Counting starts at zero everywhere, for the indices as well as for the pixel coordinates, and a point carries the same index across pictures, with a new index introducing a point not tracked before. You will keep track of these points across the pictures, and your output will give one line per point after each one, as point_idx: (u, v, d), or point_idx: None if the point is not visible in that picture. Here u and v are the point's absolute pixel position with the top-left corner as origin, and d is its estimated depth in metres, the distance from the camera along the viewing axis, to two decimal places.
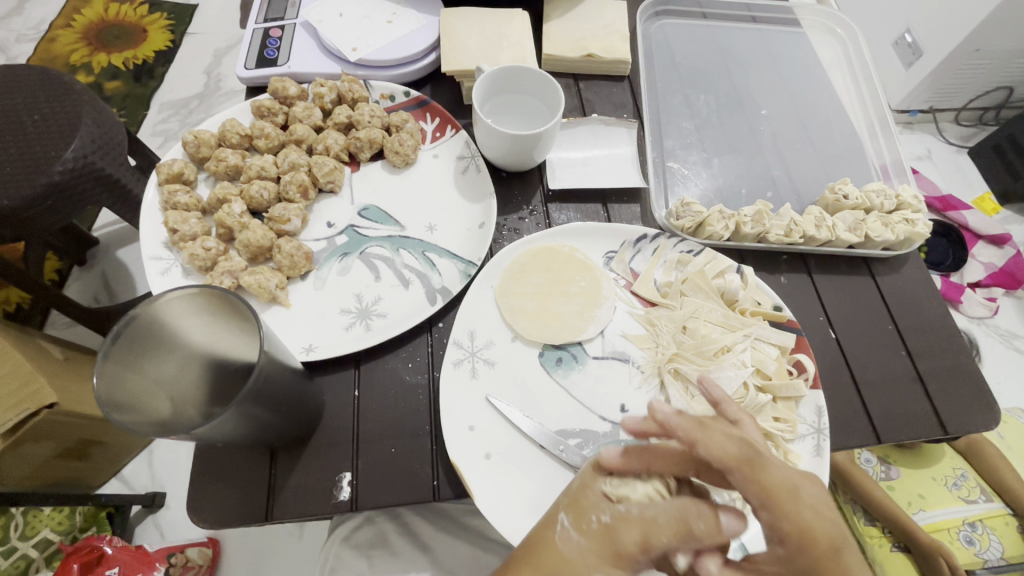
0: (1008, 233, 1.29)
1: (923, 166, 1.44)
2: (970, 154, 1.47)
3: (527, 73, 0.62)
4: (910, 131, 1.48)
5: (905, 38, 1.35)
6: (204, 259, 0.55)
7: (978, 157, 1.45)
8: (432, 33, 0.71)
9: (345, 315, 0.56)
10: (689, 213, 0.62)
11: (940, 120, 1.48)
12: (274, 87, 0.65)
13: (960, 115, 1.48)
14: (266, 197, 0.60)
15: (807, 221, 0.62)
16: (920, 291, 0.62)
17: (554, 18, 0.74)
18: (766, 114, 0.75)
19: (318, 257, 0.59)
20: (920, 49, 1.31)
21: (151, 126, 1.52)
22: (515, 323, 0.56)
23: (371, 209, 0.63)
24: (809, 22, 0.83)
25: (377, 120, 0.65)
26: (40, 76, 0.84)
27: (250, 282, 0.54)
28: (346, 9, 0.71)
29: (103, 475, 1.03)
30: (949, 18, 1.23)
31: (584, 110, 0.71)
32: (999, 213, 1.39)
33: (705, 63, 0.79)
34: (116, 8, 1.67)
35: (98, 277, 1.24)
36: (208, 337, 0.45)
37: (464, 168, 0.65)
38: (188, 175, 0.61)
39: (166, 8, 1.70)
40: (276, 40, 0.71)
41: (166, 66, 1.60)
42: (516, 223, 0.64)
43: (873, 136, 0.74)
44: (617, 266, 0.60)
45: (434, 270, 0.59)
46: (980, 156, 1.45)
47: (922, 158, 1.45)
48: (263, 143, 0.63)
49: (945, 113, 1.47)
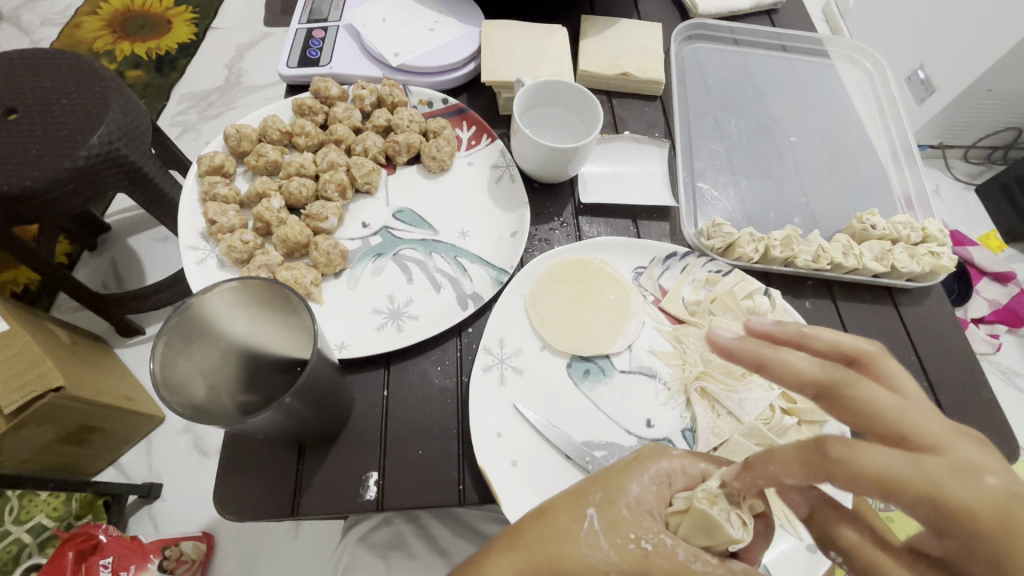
0: (1013, 271, 1.31)
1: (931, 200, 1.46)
2: (977, 191, 1.49)
3: (570, 89, 0.63)
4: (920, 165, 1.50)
5: (919, 74, 1.37)
6: (241, 251, 0.56)
7: (985, 194, 1.47)
8: (471, 43, 0.72)
9: (377, 315, 0.56)
10: (720, 234, 0.63)
11: (949, 157, 1.51)
12: (317, 86, 0.66)
13: (970, 153, 1.51)
14: (305, 194, 0.60)
15: (834, 248, 0.62)
16: (943, 325, 0.63)
17: (591, 36, 0.76)
18: (794, 141, 0.77)
19: (352, 255, 0.60)
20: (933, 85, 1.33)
21: (171, 117, 1.53)
22: (545, 331, 0.56)
23: (405, 212, 0.63)
24: (837, 53, 0.85)
25: (415, 125, 0.66)
26: (71, 63, 0.85)
27: (286, 277, 0.55)
28: (389, 15, 0.72)
29: (101, 462, 1.02)
30: (965, 57, 1.25)
31: (617, 126, 0.73)
32: (1004, 251, 1.41)
33: (735, 87, 0.80)
34: None
35: (108, 263, 1.24)
36: (251, 330, 0.46)
37: (499, 176, 0.66)
38: (228, 168, 0.61)
39: (192, 2, 1.71)
40: (319, 41, 0.72)
41: (188, 58, 1.61)
42: (546, 234, 0.65)
43: (898, 166, 0.75)
44: (646, 282, 0.61)
45: (465, 275, 0.60)
46: (987, 193, 1.47)
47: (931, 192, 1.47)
48: (302, 141, 0.64)
49: (954, 150, 1.50)
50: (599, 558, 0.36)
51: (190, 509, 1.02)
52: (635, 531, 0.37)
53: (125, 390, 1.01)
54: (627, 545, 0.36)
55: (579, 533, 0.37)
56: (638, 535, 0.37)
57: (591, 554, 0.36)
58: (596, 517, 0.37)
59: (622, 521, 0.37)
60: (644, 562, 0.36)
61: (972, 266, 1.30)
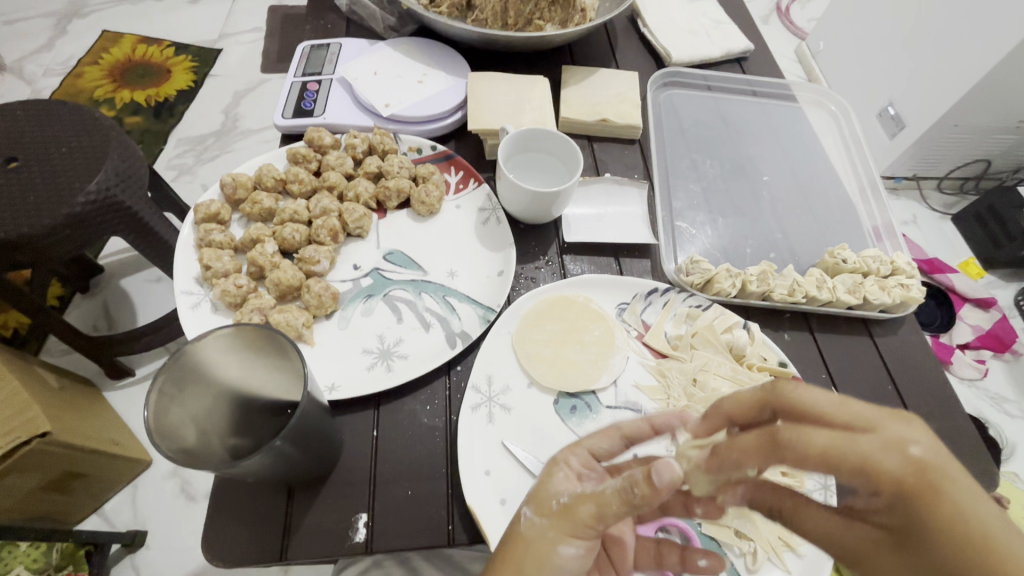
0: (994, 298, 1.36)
1: (909, 230, 1.52)
2: (953, 220, 1.55)
3: (552, 136, 0.67)
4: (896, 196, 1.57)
5: (889, 110, 1.45)
6: (235, 295, 0.57)
7: (961, 224, 1.53)
8: (458, 94, 0.76)
9: (367, 356, 0.58)
10: (698, 270, 0.65)
11: (924, 188, 1.58)
12: (311, 136, 0.69)
13: (943, 183, 1.58)
14: (297, 239, 0.62)
15: (808, 282, 0.65)
16: (918, 354, 0.65)
17: (571, 85, 0.80)
18: (767, 180, 0.80)
19: (343, 297, 0.61)
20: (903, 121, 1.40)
21: (167, 160, 1.57)
22: (532, 369, 0.58)
23: (395, 253, 0.65)
24: (805, 98, 0.90)
25: (405, 171, 0.69)
26: (72, 113, 0.88)
27: (278, 320, 0.56)
28: (380, 68, 0.76)
29: (84, 510, 1.00)
30: (930, 95, 1.32)
31: (598, 168, 0.76)
32: (983, 278, 1.46)
33: (709, 130, 0.84)
34: (144, 49, 1.76)
35: (100, 305, 1.25)
36: (242, 374, 0.47)
37: (486, 219, 0.69)
38: (224, 215, 0.63)
39: (192, 50, 1.78)
40: (313, 93, 0.75)
41: (186, 104, 1.67)
42: (532, 272, 0.67)
43: (866, 201, 0.79)
44: (629, 318, 0.63)
45: (454, 314, 0.61)
46: (963, 223, 1.53)
47: (909, 223, 1.54)
48: (296, 188, 0.66)
49: (929, 181, 1.56)
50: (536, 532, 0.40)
51: (174, 557, 1.00)
52: (579, 502, 0.39)
53: (111, 433, 1.00)
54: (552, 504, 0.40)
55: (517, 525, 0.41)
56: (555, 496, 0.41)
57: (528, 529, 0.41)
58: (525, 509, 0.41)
59: (545, 496, 0.41)
60: (572, 513, 0.39)
61: (955, 293, 1.36)
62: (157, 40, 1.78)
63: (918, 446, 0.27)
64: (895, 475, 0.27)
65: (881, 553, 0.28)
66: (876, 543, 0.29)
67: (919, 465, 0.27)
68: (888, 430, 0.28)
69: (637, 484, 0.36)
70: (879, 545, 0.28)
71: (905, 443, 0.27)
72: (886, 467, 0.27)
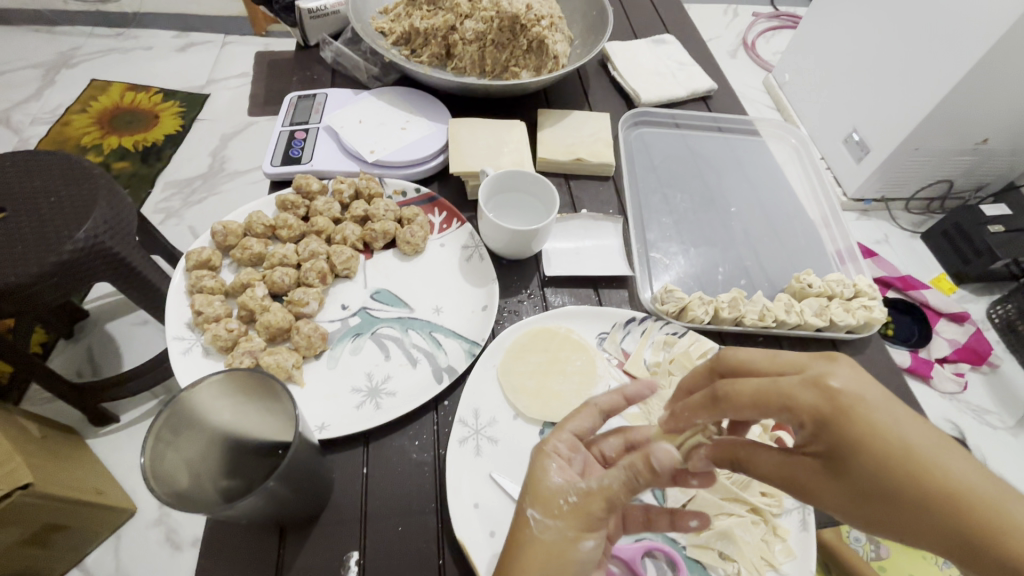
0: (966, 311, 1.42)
1: (883, 250, 1.60)
2: (923, 239, 1.63)
3: (529, 176, 0.71)
4: (866, 217, 1.65)
5: (854, 136, 1.52)
6: (226, 339, 0.59)
7: (930, 241, 1.61)
8: (440, 138, 0.80)
9: (357, 394, 0.59)
10: (672, 299, 0.68)
11: (892, 209, 1.66)
12: (300, 183, 0.72)
13: (911, 205, 1.66)
14: (287, 281, 0.64)
15: (777, 306, 0.68)
16: (884, 372, 0.68)
17: (547, 127, 0.85)
18: (735, 211, 0.85)
19: (332, 336, 0.63)
20: (868, 146, 1.48)
21: (154, 204, 1.59)
22: (517, 400, 0.60)
23: (382, 292, 0.68)
24: (768, 132, 0.95)
25: (390, 213, 0.72)
26: (62, 163, 0.90)
27: (269, 362, 0.58)
28: (365, 116, 0.80)
29: (64, 564, 0.97)
30: (889, 121, 1.40)
31: (575, 205, 0.80)
32: (956, 292, 1.54)
33: (678, 165, 0.89)
34: (132, 96, 1.80)
35: (84, 351, 1.25)
36: (234, 418, 0.48)
37: (469, 256, 0.72)
38: (215, 261, 0.65)
39: (180, 96, 1.83)
40: (301, 141, 0.79)
41: (174, 148, 1.70)
42: (515, 305, 0.70)
43: (829, 227, 0.84)
44: (609, 346, 0.66)
45: (440, 349, 0.63)
46: (933, 240, 1.61)
47: (881, 242, 1.61)
48: (285, 233, 0.69)
49: (896, 203, 1.64)
50: (556, 535, 0.42)
51: None
52: (588, 500, 0.42)
53: (95, 481, 0.99)
54: (560, 502, 0.43)
55: (533, 530, 0.43)
56: (562, 494, 0.43)
57: (540, 530, 0.43)
58: (534, 512, 0.43)
59: (550, 496, 0.44)
60: (584, 510, 0.42)
61: (929, 308, 1.41)
62: (146, 88, 1.83)
63: (836, 380, 0.35)
64: (824, 405, 0.35)
65: (821, 475, 0.35)
66: (817, 469, 0.36)
67: (837, 394, 0.35)
68: (818, 370, 0.37)
69: (640, 473, 0.41)
70: (815, 470, 0.36)
71: (825, 376, 0.36)
72: (803, 396, 0.36)
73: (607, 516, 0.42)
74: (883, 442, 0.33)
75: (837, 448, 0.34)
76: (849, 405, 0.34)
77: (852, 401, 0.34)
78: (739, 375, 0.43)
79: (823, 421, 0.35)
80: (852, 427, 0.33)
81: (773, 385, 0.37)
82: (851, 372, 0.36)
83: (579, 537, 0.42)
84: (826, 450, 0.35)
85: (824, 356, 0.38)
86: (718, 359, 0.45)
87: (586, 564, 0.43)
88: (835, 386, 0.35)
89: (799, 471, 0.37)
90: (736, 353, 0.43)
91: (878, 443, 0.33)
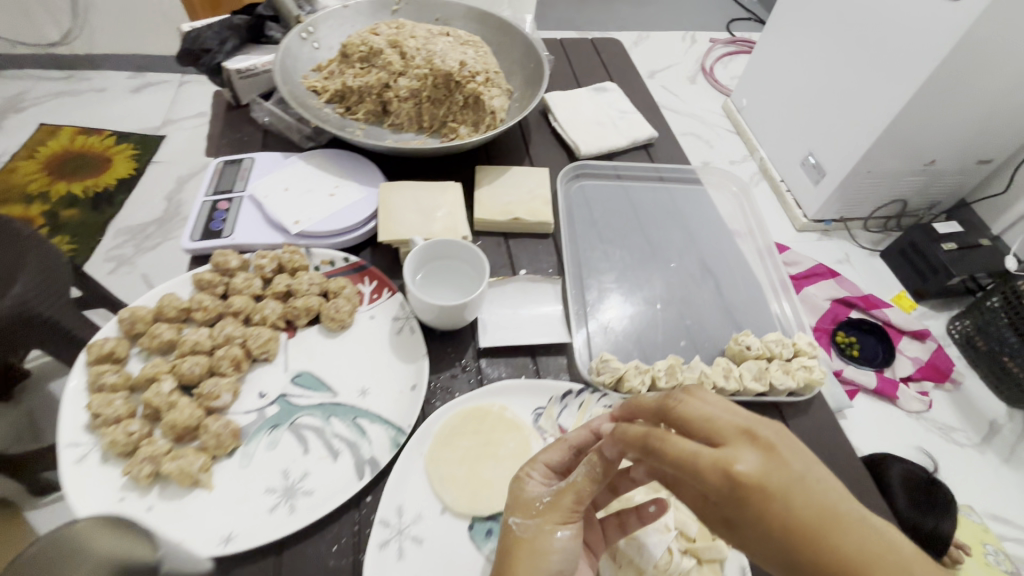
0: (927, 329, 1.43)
1: (844, 268, 1.59)
2: (882, 256, 1.64)
3: (459, 244, 0.69)
4: (828, 237, 1.64)
5: (810, 159, 1.55)
6: (125, 444, 0.54)
7: (889, 259, 1.62)
8: (371, 204, 0.77)
9: (271, 495, 0.55)
10: (608, 369, 0.66)
11: (851, 227, 1.67)
12: (217, 261, 0.68)
13: (869, 223, 1.67)
14: (197, 372, 0.60)
15: (716, 372, 0.66)
16: (828, 433, 0.66)
17: (485, 184, 0.83)
18: (675, 267, 0.83)
19: (246, 430, 0.59)
20: (824, 169, 1.51)
21: (105, 252, 1.53)
22: (444, 492, 0.56)
23: (304, 375, 0.64)
24: (709, 180, 0.96)
25: (315, 287, 0.69)
26: None
27: (171, 468, 0.53)
28: (291, 183, 0.78)
29: None
30: (840, 146, 1.42)
31: (513, 266, 0.78)
32: (915, 310, 1.53)
33: (619, 218, 0.88)
34: (83, 140, 1.74)
35: (24, 419, 1.13)
36: (122, 544, 0.40)
37: (400, 328, 0.68)
38: (119, 352, 0.61)
39: (134, 138, 1.77)
40: (223, 212, 0.75)
41: (126, 194, 1.65)
42: (448, 381, 0.66)
43: (770, 279, 0.83)
44: (546, 423, 0.63)
45: (364, 438, 0.60)
46: (891, 258, 1.61)
47: (842, 260, 1.60)
48: (199, 315, 0.65)
49: (854, 222, 1.66)
50: (535, 530, 0.46)
51: None
52: (561, 494, 0.47)
53: None
54: (537, 503, 0.48)
55: (513, 530, 0.47)
56: (533, 498, 0.48)
57: (519, 532, 0.47)
58: (515, 518, 0.47)
59: (527, 501, 0.48)
60: (557, 504, 0.47)
61: (891, 327, 1.41)
62: (98, 131, 1.77)
63: (744, 462, 0.34)
64: (717, 482, 0.34)
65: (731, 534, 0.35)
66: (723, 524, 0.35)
67: (740, 478, 0.34)
68: (730, 446, 0.36)
69: (597, 464, 0.46)
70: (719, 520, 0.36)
71: (729, 461, 0.34)
72: (693, 458, 0.36)
73: (576, 507, 0.47)
74: (788, 533, 0.32)
75: (735, 521, 0.34)
76: (761, 487, 0.33)
77: (756, 489, 0.33)
78: (683, 425, 0.40)
79: (723, 496, 0.34)
80: (756, 507, 0.33)
81: (695, 454, 0.36)
82: (766, 455, 0.34)
83: (556, 529, 0.46)
84: (732, 518, 0.35)
85: (750, 422, 0.37)
86: (666, 408, 0.42)
87: (564, 560, 0.46)
88: (749, 468, 0.34)
89: (717, 525, 0.36)
90: (686, 445, 0.37)
91: (776, 524, 0.32)
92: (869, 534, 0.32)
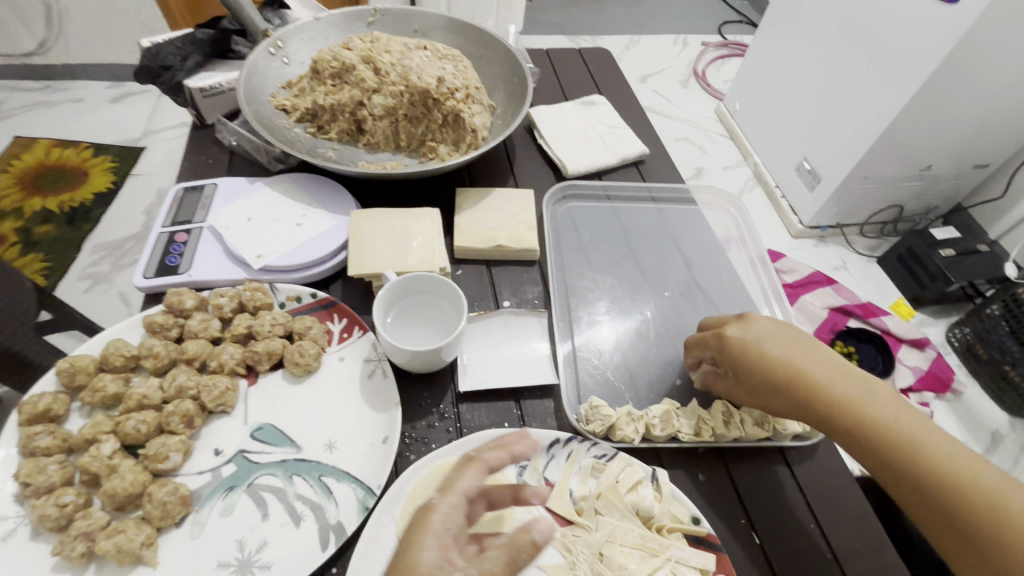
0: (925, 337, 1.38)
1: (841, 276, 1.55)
2: (879, 263, 1.59)
3: (437, 280, 0.63)
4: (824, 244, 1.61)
5: (804, 164, 1.50)
6: (56, 518, 0.48)
7: (888, 267, 1.57)
8: (341, 234, 0.72)
9: (223, 570, 0.49)
10: (598, 417, 0.61)
11: (848, 234, 1.63)
12: (170, 300, 0.63)
13: (866, 228, 1.63)
14: (143, 430, 0.55)
15: (716, 417, 0.61)
16: (834, 479, 0.62)
17: (465, 209, 0.78)
18: (669, 295, 0.78)
19: (199, 494, 0.53)
20: (819, 175, 1.46)
21: (80, 269, 1.45)
22: None
23: (265, 428, 0.58)
24: (703, 199, 0.91)
25: (278, 327, 0.63)
26: None
27: (107, 546, 0.47)
28: (255, 213, 0.72)
29: None
30: (837, 153, 1.38)
31: (496, 297, 0.73)
32: (914, 317, 1.49)
33: (609, 243, 0.83)
34: (58, 153, 1.68)
35: None
36: None
37: (371, 371, 0.63)
38: (56, 410, 0.55)
39: (111, 150, 1.70)
40: (181, 246, 0.70)
41: (103, 208, 1.57)
42: (423, 431, 0.61)
43: (769, 306, 0.79)
44: (530, 477, 0.57)
45: (330, 499, 0.54)
46: (888, 265, 1.57)
47: (839, 268, 1.56)
48: (149, 363, 0.59)
49: (851, 228, 1.62)
50: None
51: None
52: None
53: None
54: None
55: None
56: None
57: None
58: None
59: None
60: None
61: (890, 336, 1.35)
62: (74, 143, 1.70)
63: (905, 412, 0.53)
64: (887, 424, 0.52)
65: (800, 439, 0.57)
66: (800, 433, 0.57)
67: (904, 426, 0.51)
68: (878, 396, 0.54)
69: (522, 549, 0.41)
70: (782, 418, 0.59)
71: (892, 407, 0.53)
72: (882, 413, 0.52)
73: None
74: (941, 463, 0.49)
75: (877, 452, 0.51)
76: (912, 432, 0.51)
77: (911, 433, 0.51)
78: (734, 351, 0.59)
79: (880, 434, 0.51)
80: (922, 448, 0.50)
81: (786, 368, 0.56)
82: (860, 386, 0.55)
83: None
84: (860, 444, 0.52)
85: (832, 362, 0.56)
86: (739, 348, 0.59)
87: None
88: (896, 413, 0.52)
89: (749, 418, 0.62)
90: (814, 372, 0.55)
91: (930, 465, 0.49)
92: (953, 454, 0.49)
